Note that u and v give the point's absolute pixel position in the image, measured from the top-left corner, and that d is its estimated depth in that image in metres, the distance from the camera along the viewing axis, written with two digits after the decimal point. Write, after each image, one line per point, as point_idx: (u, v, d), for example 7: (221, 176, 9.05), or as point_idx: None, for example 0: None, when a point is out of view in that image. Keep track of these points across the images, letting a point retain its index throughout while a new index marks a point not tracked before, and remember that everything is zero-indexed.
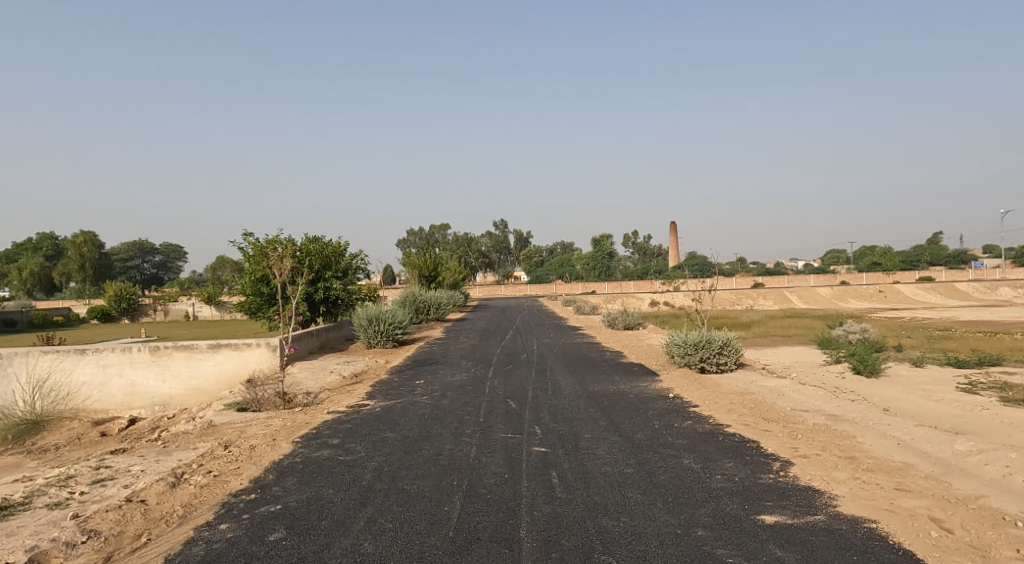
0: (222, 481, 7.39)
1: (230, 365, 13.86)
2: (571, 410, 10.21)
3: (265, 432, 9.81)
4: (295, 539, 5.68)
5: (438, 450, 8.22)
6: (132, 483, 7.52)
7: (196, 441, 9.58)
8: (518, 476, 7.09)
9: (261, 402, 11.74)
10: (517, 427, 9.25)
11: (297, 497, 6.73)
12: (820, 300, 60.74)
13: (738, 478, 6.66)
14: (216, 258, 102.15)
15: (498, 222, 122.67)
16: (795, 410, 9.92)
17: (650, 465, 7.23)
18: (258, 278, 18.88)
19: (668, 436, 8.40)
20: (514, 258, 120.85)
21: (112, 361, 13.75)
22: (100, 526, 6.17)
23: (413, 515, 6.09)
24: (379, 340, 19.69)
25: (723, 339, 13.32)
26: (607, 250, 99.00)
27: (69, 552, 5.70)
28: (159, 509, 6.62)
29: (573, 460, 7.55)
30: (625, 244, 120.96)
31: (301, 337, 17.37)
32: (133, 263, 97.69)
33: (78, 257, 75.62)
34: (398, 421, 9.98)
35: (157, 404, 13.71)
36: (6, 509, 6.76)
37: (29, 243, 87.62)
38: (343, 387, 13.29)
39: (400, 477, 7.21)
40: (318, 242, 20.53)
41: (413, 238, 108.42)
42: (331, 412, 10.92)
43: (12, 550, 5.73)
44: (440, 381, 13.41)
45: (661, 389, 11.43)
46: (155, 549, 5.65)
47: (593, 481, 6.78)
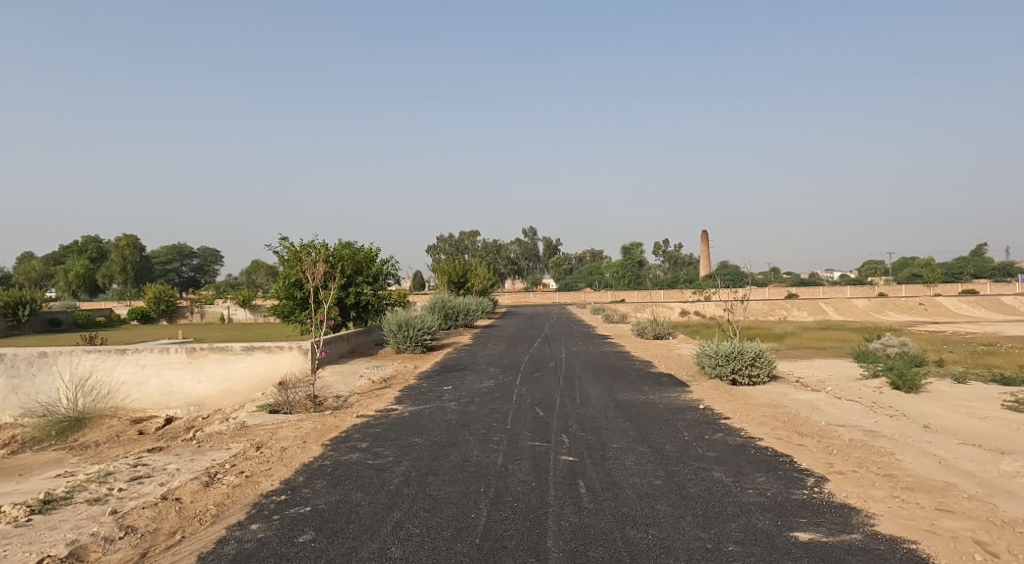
0: (254, 482, 7.51)
1: (263, 367, 14.10)
2: (598, 419, 10.16)
3: (295, 434, 9.94)
4: (324, 541, 5.74)
5: (464, 456, 8.25)
6: (167, 481, 7.69)
7: (230, 442, 9.75)
8: (544, 484, 7.07)
9: (292, 405, 11.91)
10: (544, 435, 9.24)
11: (326, 499, 6.81)
12: (858, 311, 59.36)
13: (771, 493, 6.55)
14: (251, 263, 103.70)
15: (527, 229, 122.92)
16: (830, 424, 9.71)
17: (679, 477, 7.14)
18: (292, 282, 19.17)
19: (698, 448, 8.29)
20: (542, 265, 120.70)
21: (150, 361, 14.04)
22: (137, 523, 6.32)
23: (440, 521, 6.11)
24: (408, 346, 19.84)
25: (756, 350, 13.14)
26: (637, 259, 98.19)
27: (108, 547, 5.83)
28: (193, 508, 6.75)
29: (600, 470, 7.51)
30: (655, 253, 120.16)
31: (333, 341, 17.57)
32: (172, 267, 100.24)
33: (121, 260, 77.98)
34: (425, 427, 10.02)
35: (192, 405, 14.00)
36: (49, 503, 6.94)
37: (75, 246, 90.32)
38: (372, 391, 13.42)
39: (427, 482, 7.26)
40: (351, 248, 20.80)
41: (443, 245, 108.95)
42: (361, 416, 11.04)
43: (53, 544, 5.87)
44: (468, 387, 13.47)
45: (692, 401, 11.29)
46: (188, 547, 5.74)
47: (622, 492, 6.73)
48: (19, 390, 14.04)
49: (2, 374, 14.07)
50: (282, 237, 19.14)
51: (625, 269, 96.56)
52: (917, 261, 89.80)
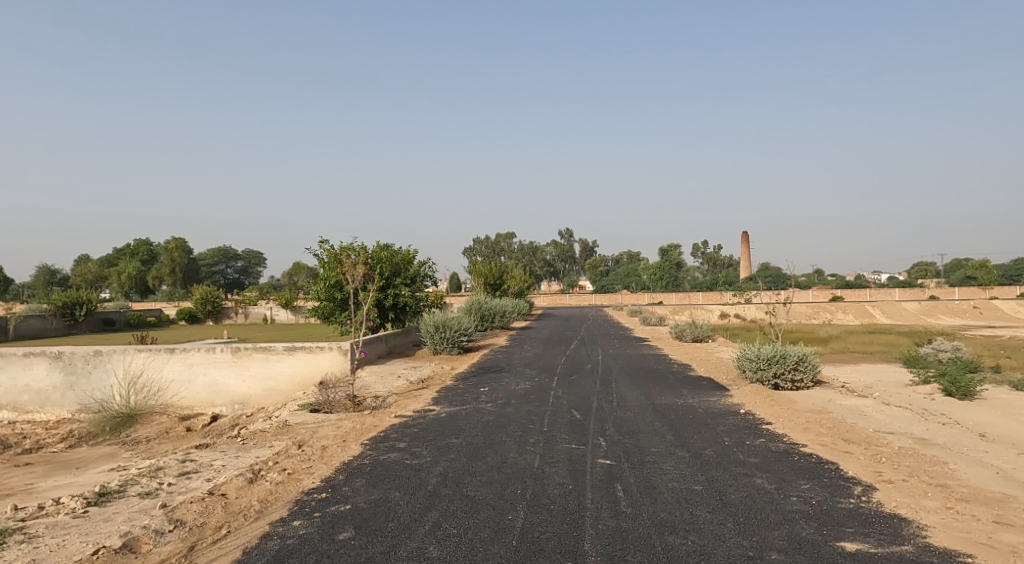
0: (296, 479, 7.68)
1: (304, 367, 14.38)
2: (636, 423, 10.09)
3: (335, 433, 10.12)
4: (363, 538, 5.84)
5: (501, 458, 8.29)
6: (214, 477, 7.92)
7: (273, 440, 9.97)
8: (581, 487, 7.06)
9: (332, 404, 12.12)
10: (582, 438, 9.22)
11: (366, 497, 6.93)
12: (907, 315, 57.48)
13: (815, 501, 6.42)
14: (293, 265, 105.78)
15: (563, 230, 122.78)
16: (878, 431, 9.46)
17: (719, 483, 7.05)
18: (332, 284, 19.52)
19: (739, 453, 8.17)
20: (579, 267, 120.30)
21: (197, 360, 14.45)
22: (186, 517, 6.52)
23: (477, 522, 6.15)
24: (445, 347, 20.00)
25: (799, 354, 12.89)
26: (676, 260, 97.11)
27: (158, 539, 6.03)
28: (238, 503, 6.93)
29: (638, 474, 7.46)
30: (694, 255, 118.55)
31: (372, 341, 17.82)
32: (218, 268, 103.04)
33: (170, 262, 80.49)
34: (462, 428, 10.11)
35: (236, 403, 14.36)
36: (104, 495, 7.21)
37: (128, 248, 93.54)
38: (410, 392, 13.57)
39: (465, 483, 7.32)
40: (389, 250, 21.11)
41: (479, 247, 109.59)
42: (399, 416, 11.18)
43: (108, 535, 6.10)
44: (504, 389, 13.51)
45: (733, 405, 11.12)
46: (234, 542, 5.90)
47: (660, 497, 6.68)
48: (76, 387, 14.60)
49: (59, 371, 14.66)
50: (322, 240, 19.53)
51: (663, 271, 95.53)
52: (971, 264, 86.55)
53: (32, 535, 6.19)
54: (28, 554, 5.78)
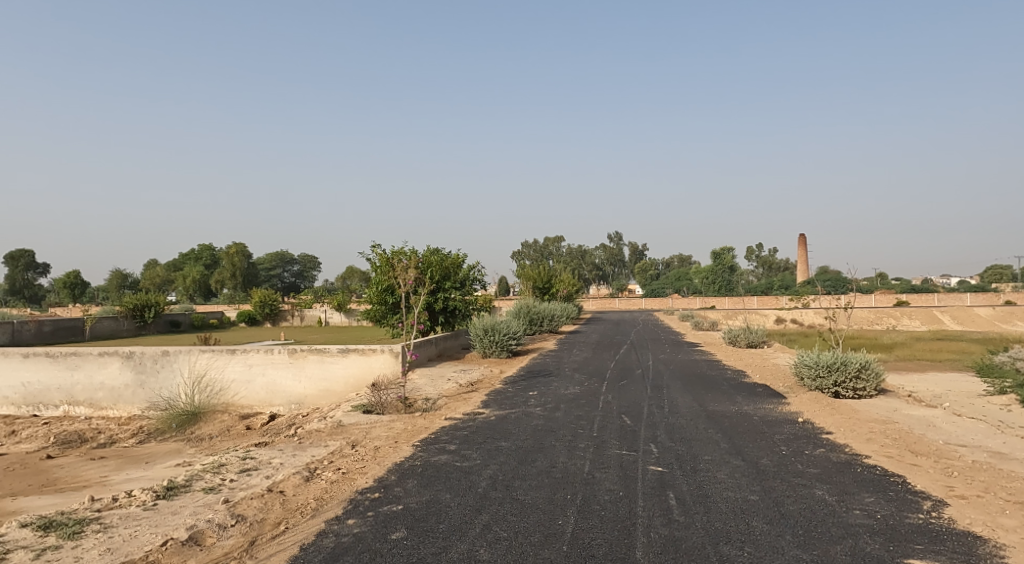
0: (350, 478, 7.84)
1: (357, 369, 14.67)
2: (689, 430, 9.92)
3: (388, 434, 10.28)
4: (415, 539, 5.92)
5: (551, 462, 8.27)
6: (272, 474, 8.15)
7: (328, 439, 10.21)
8: (632, 494, 6.99)
9: (384, 406, 12.33)
10: (632, 444, 9.12)
11: (418, 498, 7.02)
12: (978, 321, 54.79)
13: (880, 515, 6.19)
14: (346, 269, 108.08)
15: (612, 234, 121.87)
16: (948, 444, 9.05)
17: (776, 494, 6.87)
18: (384, 288, 19.86)
19: (798, 463, 7.94)
20: (629, 271, 119.08)
21: (257, 360, 14.90)
22: (247, 512, 6.74)
23: (527, 526, 6.15)
24: (495, 351, 20.11)
25: (861, 362, 12.45)
26: (729, 264, 95.12)
27: (222, 533, 6.24)
28: (296, 500, 7.12)
29: (691, 482, 7.34)
30: (749, 258, 115.85)
31: (422, 344, 18.05)
32: (275, 272, 106.15)
33: (230, 266, 83.34)
34: (512, 431, 10.13)
35: (293, 403, 14.76)
36: (171, 489, 7.51)
37: (191, 253, 97.36)
38: (460, 394, 13.69)
39: (514, 486, 7.33)
40: (438, 254, 21.37)
41: (528, 251, 109.78)
42: (449, 418, 11.28)
43: (176, 527, 6.35)
44: (554, 393, 13.49)
45: (790, 413, 10.83)
46: (291, 538, 6.06)
47: (714, 506, 6.55)
48: (145, 385, 15.25)
49: (130, 370, 15.33)
50: (374, 245, 19.91)
51: (716, 275, 93.68)
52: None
53: (106, 525, 6.49)
54: (102, 543, 6.06)
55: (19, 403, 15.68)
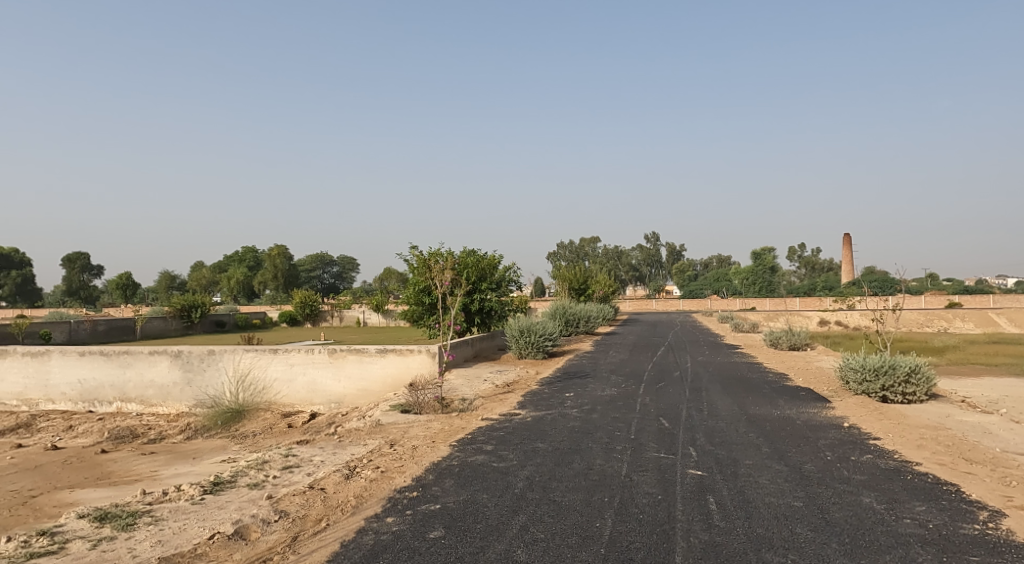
0: (389, 477, 7.92)
1: (394, 369, 14.82)
2: (729, 433, 9.75)
3: (426, 434, 10.36)
4: (453, 538, 5.94)
5: (588, 464, 8.23)
6: (313, 472, 8.29)
7: (367, 438, 10.34)
8: (671, 498, 6.89)
9: (421, 405, 12.44)
10: (671, 447, 9.01)
11: (455, 498, 7.05)
12: None
13: (933, 525, 5.98)
14: (383, 270, 109.35)
15: (649, 235, 120.76)
16: (1004, 452, 8.71)
17: (821, 500, 6.70)
18: (421, 289, 20.05)
19: (844, 470, 7.73)
20: (666, 271, 117.79)
21: (298, 360, 15.17)
22: (289, 508, 6.86)
23: (564, 528, 6.13)
24: (531, 352, 20.09)
25: (910, 365, 12.07)
26: (771, 264, 93.19)
27: (266, 528, 6.36)
28: (336, 497, 7.22)
29: (732, 487, 7.21)
30: (790, 259, 113.51)
31: (459, 345, 18.15)
32: (316, 274, 108.18)
33: (273, 268, 85.15)
34: (548, 432, 10.09)
35: (333, 402, 14.98)
36: (218, 485, 7.70)
37: (236, 255, 99.87)
38: (496, 395, 13.72)
39: (552, 488, 7.31)
40: (475, 255, 21.50)
41: (563, 252, 109.53)
42: (486, 419, 11.32)
43: (222, 522, 6.50)
44: (590, 394, 13.42)
45: (835, 418, 10.56)
46: (332, 535, 6.14)
47: (756, 512, 6.42)
48: (192, 383, 15.66)
49: (178, 368, 15.76)
50: (412, 246, 20.13)
51: (756, 276, 91.99)
52: None
53: (157, 518, 6.68)
54: (153, 535, 6.23)
55: (75, 399, 16.25)
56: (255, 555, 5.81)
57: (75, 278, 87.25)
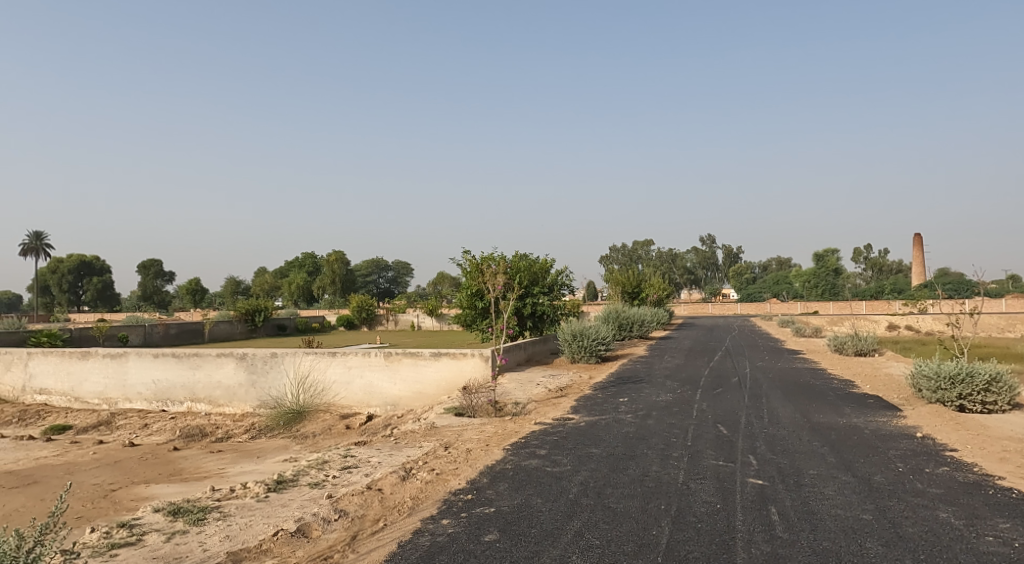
0: (444, 479, 7.96)
1: (448, 372, 14.92)
2: (792, 442, 9.43)
3: (479, 437, 10.39)
4: (508, 542, 5.92)
5: (643, 470, 8.08)
6: (371, 472, 8.41)
7: (423, 440, 10.45)
8: (730, 507, 6.70)
9: (475, 408, 12.49)
10: (729, 455, 8.76)
11: (509, 501, 7.03)
12: None
13: (1017, 544, 5.62)
14: (437, 275, 110.73)
15: (705, 237, 118.44)
16: None
17: (892, 514, 6.39)
18: (473, 293, 20.19)
19: (917, 482, 7.36)
20: (723, 274, 115.24)
21: (355, 363, 15.45)
22: (348, 508, 6.98)
23: (620, 535, 6.03)
24: (584, 356, 19.93)
25: (991, 374, 11.39)
26: (835, 266, 89.94)
27: (326, 527, 6.48)
28: (393, 499, 7.30)
29: (795, 498, 6.96)
30: (856, 261, 109.40)
31: (511, 349, 18.17)
32: (372, 278, 110.45)
33: (331, 273, 87.32)
34: (602, 438, 9.98)
35: (389, 404, 15.21)
36: (281, 483, 7.90)
37: (296, 261, 102.95)
38: (549, 399, 13.66)
39: (607, 494, 7.21)
40: (526, 260, 21.54)
41: (616, 256, 108.65)
42: (539, 423, 11.27)
43: (285, 519, 6.66)
44: (645, 400, 13.21)
45: (907, 428, 10.08)
46: (390, 535, 6.21)
47: (821, 524, 6.18)
48: (256, 384, 16.16)
49: (244, 370, 16.29)
50: (464, 251, 20.30)
51: (819, 279, 88.99)
52: None
53: (225, 514, 6.89)
54: (222, 530, 6.43)
55: (150, 398, 16.97)
56: (316, 553, 5.91)
57: (149, 284, 91.76)
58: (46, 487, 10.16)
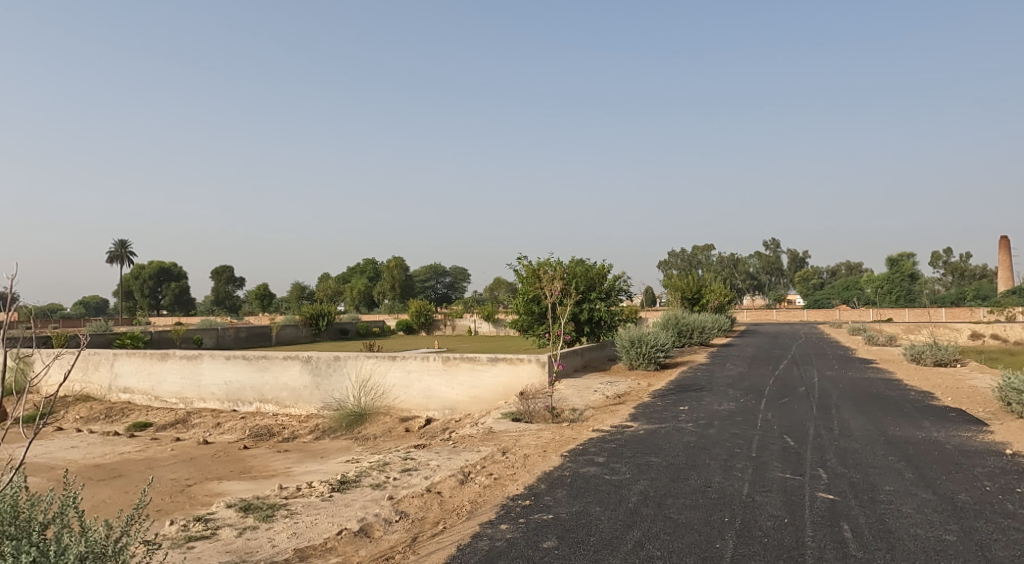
0: (502, 484, 7.93)
1: (505, 378, 14.90)
2: (865, 456, 8.98)
3: (537, 443, 10.32)
4: (567, 549, 5.83)
5: (705, 481, 7.84)
6: (430, 475, 8.45)
7: (481, 445, 10.45)
8: (799, 522, 6.41)
9: (532, 414, 12.43)
10: (797, 468, 8.41)
11: (568, 509, 6.93)
12: None
13: None
14: (494, 280, 111.43)
15: (769, 242, 115.10)
16: None
17: (980, 535, 5.98)
18: (530, 298, 20.15)
19: (1006, 502, 6.88)
20: (788, 280, 111.56)
21: (414, 367, 15.62)
22: (409, 509, 7.03)
23: (681, 547, 5.85)
24: (642, 363, 19.59)
25: None
26: (910, 271, 85.32)
27: (388, 528, 6.54)
28: (453, 502, 7.31)
29: (870, 514, 6.61)
30: (933, 265, 104.13)
31: (568, 355, 18.03)
32: (430, 284, 112.03)
33: (391, 279, 89.07)
34: (662, 446, 9.75)
35: (447, 408, 15.30)
36: (344, 483, 8.03)
37: (357, 267, 105.45)
38: (608, 406, 13.47)
39: (667, 504, 7.02)
40: (584, 265, 21.39)
41: (676, 261, 106.87)
42: (597, 430, 11.11)
43: (349, 519, 6.75)
44: (707, 409, 12.87)
45: (994, 444, 9.45)
46: (449, 538, 6.20)
47: (899, 544, 5.83)
48: (320, 387, 16.55)
49: (309, 372, 16.71)
50: (521, 257, 20.30)
51: (893, 285, 85.04)
52: None
53: (292, 511, 7.04)
54: (289, 528, 6.56)
55: (222, 398, 17.61)
56: (378, 553, 5.97)
57: (221, 289, 95.78)
58: (129, 480, 10.66)
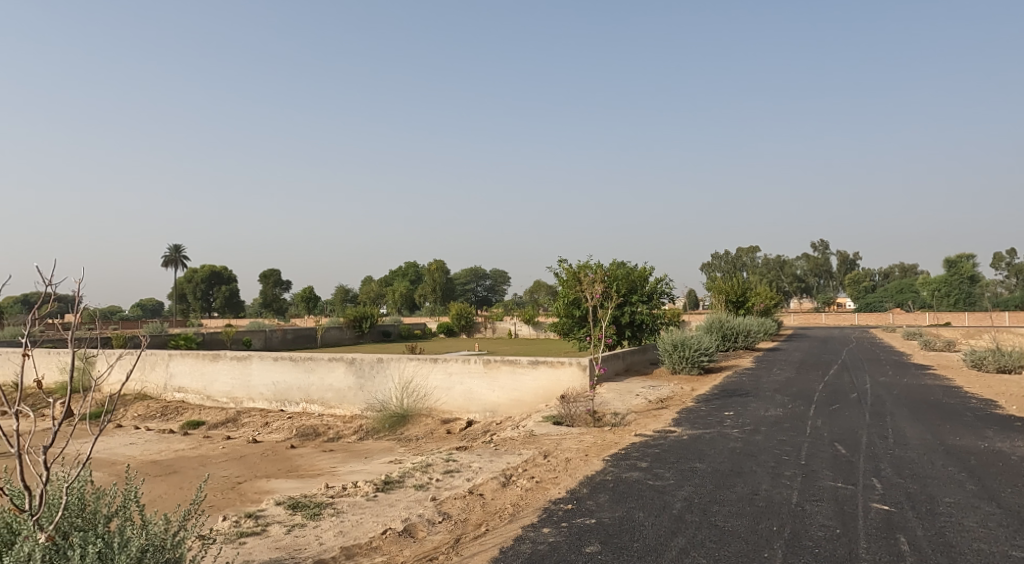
0: (544, 487, 7.87)
1: (546, 381, 14.83)
2: (923, 466, 8.62)
3: (579, 447, 10.23)
4: (610, 555, 5.74)
5: (752, 489, 7.63)
6: (472, 477, 8.45)
7: (522, 448, 10.42)
8: (853, 534, 6.18)
9: (574, 418, 12.34)
10: (849, 477, 8.13)
11: (611, 514, 6.83)
12: None
13: None
14: (534, 283, 111.40)
15: (817, 244, 112.16)
16: None
17: None
18: (570, 301, 20.05)
19: None
20: (837, 282, 108.47)
21: (455, 369, 15.69)
22: (451, 511, 7.04)
23: (728, 556, 5.70)
24: (685, 367, 19.26)
25: None
26: (968, 273, 82.00)
27: (431, 529, 6.56)
28: (495, 504, 7.29)
29: (929, 527, 6.34)
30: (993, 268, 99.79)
31: (609, 359, 17.85)
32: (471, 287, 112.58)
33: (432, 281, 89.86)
34: (707, 452, 9.55)
35: (488, 411, 15.32)
36: (387, 484, 8.09)
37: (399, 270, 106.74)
38: (650, 411, 13.28)
39: (713, 511, 6.86)
40: (625, 268, 21.20)
41: (719, 264, 105.05)
42: (640, 434, 10.97)
43: (393, 519, 6.79)
44: (752, 414, 12.56)
45: None
46: (492, 540, 6.18)
47: (962, 559, 5.56)
48: (364, 388, 16.76)
49: (352, 373, 16.94)
50: (561, 260, 20.22)
51: (950, 287, 81.86)
52: None
53: (338, 510, 7.12)
54: (335, 526, 6.64)
55: (270, 398, 18.00)
56: (422, 553, 5.98)
57: (268, 291, 98.07)
58: (183, 477, 10.96)
